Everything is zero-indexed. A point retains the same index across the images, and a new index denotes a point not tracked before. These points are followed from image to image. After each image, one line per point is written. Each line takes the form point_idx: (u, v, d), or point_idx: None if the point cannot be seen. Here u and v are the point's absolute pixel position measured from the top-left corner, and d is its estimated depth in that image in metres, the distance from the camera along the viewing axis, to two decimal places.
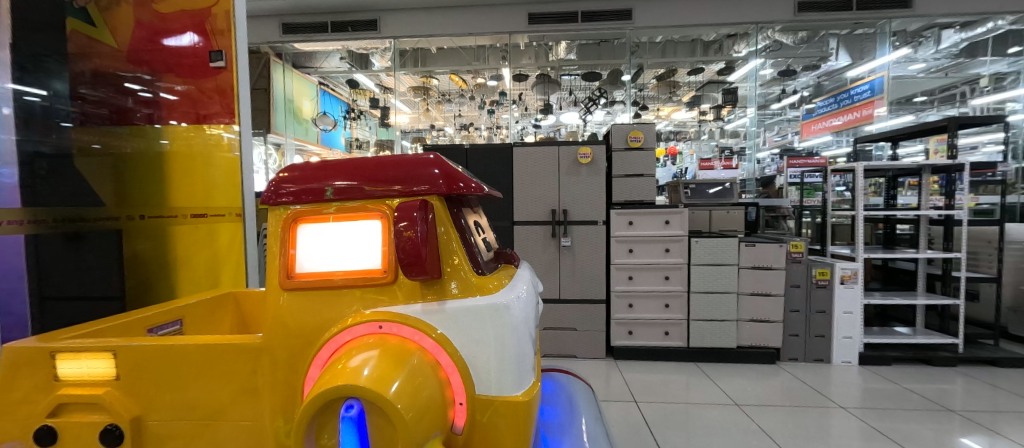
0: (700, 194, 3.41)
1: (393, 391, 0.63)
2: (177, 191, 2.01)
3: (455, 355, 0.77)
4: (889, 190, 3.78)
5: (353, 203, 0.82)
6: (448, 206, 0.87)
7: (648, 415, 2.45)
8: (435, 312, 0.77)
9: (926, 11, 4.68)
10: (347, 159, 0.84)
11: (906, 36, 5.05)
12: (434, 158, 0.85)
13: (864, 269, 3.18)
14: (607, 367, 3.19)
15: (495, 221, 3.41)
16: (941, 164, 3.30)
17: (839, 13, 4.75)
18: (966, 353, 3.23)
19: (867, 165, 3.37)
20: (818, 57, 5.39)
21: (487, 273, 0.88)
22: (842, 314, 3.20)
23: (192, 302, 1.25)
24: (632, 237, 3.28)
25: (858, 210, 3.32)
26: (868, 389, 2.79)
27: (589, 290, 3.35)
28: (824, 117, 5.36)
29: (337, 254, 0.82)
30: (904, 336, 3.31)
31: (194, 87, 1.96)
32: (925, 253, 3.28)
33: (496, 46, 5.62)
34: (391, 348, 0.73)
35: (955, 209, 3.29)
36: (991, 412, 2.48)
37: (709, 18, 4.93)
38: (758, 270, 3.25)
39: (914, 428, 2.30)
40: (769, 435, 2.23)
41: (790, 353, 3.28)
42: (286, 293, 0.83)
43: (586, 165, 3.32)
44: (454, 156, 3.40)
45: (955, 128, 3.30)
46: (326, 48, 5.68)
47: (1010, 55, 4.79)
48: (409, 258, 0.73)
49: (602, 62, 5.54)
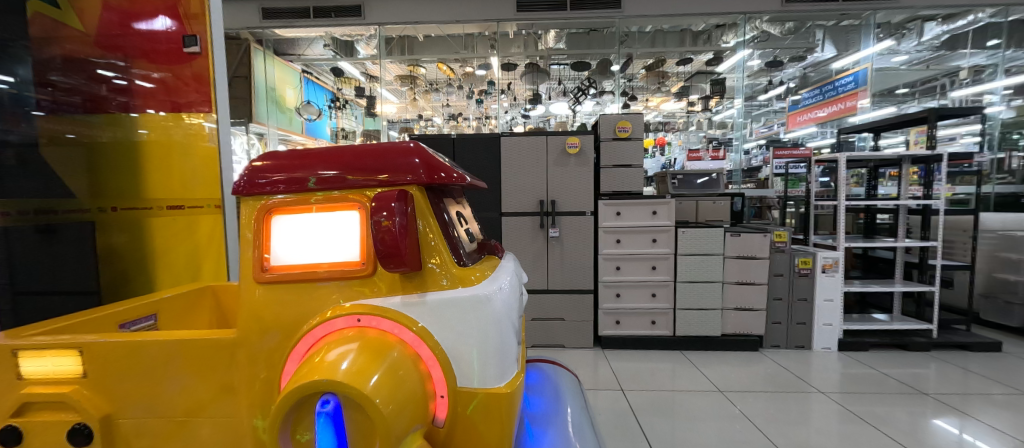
0: (688, 184, 3.47)
1: (372, 385, 0.62)
2: (153, 181, 1.93)
3: (436, 348, 0.75)
4: (871, 180, 3.80)
5: (336, 193, 0.80)
6: (430, 197, 0.85)
7: (634, 403, 2.49)
8: (415, 304, 0.76)
9: (910, 3, 4.61)
10: (326, 148, 0.82)
11: (889, 28, 5.13)
12: (416, 147, 0.82)
13: (845, 258, 3.25)
14: (595, 357, 3.22)
15: (483, 212, 3.38)
16: (921, 155, 3.37)
17: (826, 5, 4.63)
18: (939, 338, 3.33)
19: (851, 155, 3.40)
20: (805, 48, 5.51)
21: (469, 265, 0.86)
22: (823, 302, 3.27)
23: (167, 296, 1.21)
24: (619, 228, 3.30)
25: (841, 200, 3.37)
26: (846, 374, 2.87)
27: (578, 280, 3.37)
28: (810, 108, 5.38)
29: (317, 246, 0.80)
30: (881, 323, 3.41)
31: (170, 74, 1.88)
32: (902, 242, 3.37)
33: (484, 34, 5.54)
34: (370, 342, 0.72)
35: (933, 198, 3.37)
36: (961, 394, 2.58)
37: (699, 8, 4.88)
38: (743, 259, 3.30)
39: (888, 411, 2.39)
40: (750, 420, 2.29)
41: (773, 340, 3.36)
42: (262, 287, 0.80)
43: (574, 156, 3.30)
44: (441, 146, 3.34)
45: (934, 120, 3.38)
46: (310, 35, 5.50)
47: (989, 47, 4.87)
48: (388, 249, 0.72)
49: (592, 52, 5.58)
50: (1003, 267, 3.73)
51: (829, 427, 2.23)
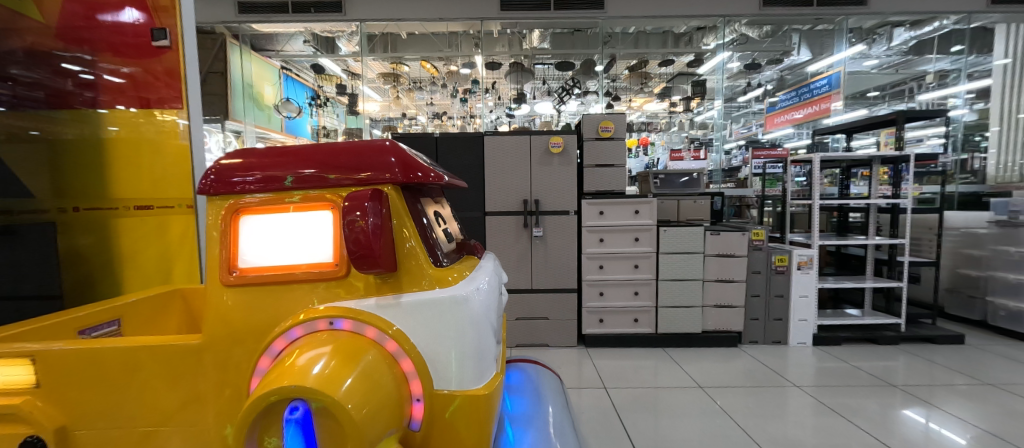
0: (669, 185, 3.50)
1: (345, 388, 0.61)
2: (120, 180, 1.85)
3: (412, 351, 0.74)
4: (844, 180, 3.92)
5: (315, 192, 0.77)
6: (406, 197, 0.83)
7: (616, 400, 2.51)
8: (390, 306, 0.74)
9: (881, 8, 4.86)
10: (302, 146, 0.80)
11: (861, 33, 5.29)
12: (392, 145, 0.81)
13: (819, 256, 3.35)
14: (579, 355, 3.24)
15: (466, 212, 3.35)
16: (890, 156, 3.50)
17: (801, 9, 4.80)
18: (907, 332, 3.47)
19: (824, 156, 3.50)
20: (782, 51, 5.64)
21: (447, 265, 0.84)
22: (798, 298, 3.37)
23: (132, 300, 1.16)
24: (602, 227, 3.33)
25: (816, 199, 3.47)
26: (821, 368, 2.96)
27: (561, 280, 3.38)
28: (786, 110, 5.51)
29: (289, 246, 0.77)
30: (853, 318, 3.53)
31: (140, 68, 1.79)
32: (872, 239, 3.49)
33: (468, 32, 5.50)
34: (343, 345, 0.70)
35: (901, 197, 3.51)
36: (928, 385, 2.69)
37: (680, 11, 4.94)
38: (723, 258, 3.36)
39: (860, 403, 2.47)
40: (729, 415, 2.34)
41: (751, 336, 3.44)
42: (230, 291, 0.77)
43: (557, 155, 3.31)
44: (423, 145, 3.31)
45: (902, 122, 3.52)
46: (288, 30, 5.35)
47: (953, 53, 5.14)
48: (361, 250, 0.70)
49: (576, 52, 5.60)
50: (966, 263, 3.89)
51: (804, 420, 2.29)
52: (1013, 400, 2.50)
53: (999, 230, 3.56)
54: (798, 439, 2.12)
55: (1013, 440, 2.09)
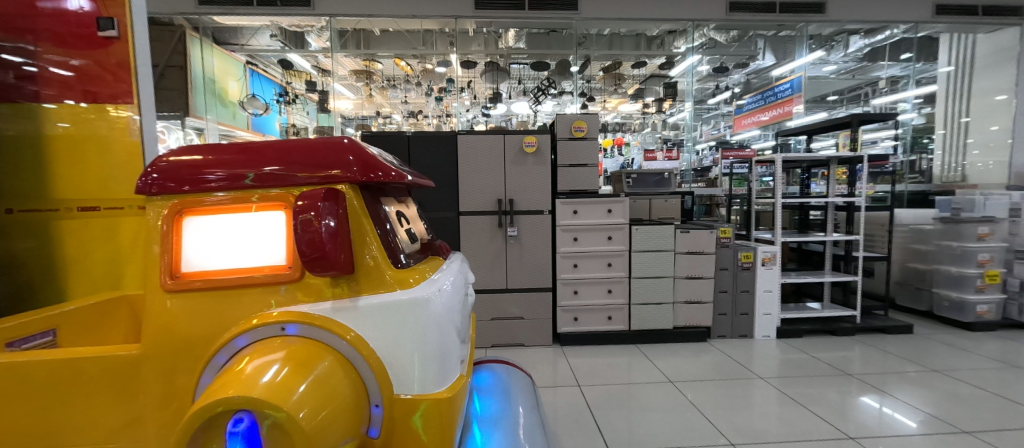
0: (642, 183, 3.60)
1: (299, 394, 0.59)
2: (62, 179, 1.68)
3: (371, 356, 0.72)
4: (805, 179, 4.09)
5: (276, 190, 0.75)
6: (366, 197, 0.81)
7: (590, 398, 2.53)
8: (347, 310, 0.72)
9: (839, 16, 5.01)
10: (261, 143, 0.77)
11: (821, 40, 5.52)
12: (350, 143, 0.79)
13: (782, 252, 3.49)
14: (554, 354, 3.25)
15: (440, 212, 3.31)
16: (846, 157, 3.69)
17: (765, 15, 4.95)
18: (862, 323, 3.67)
19: (787, 156, 3.64)
20: (748, 55, 5.88)
21: (409, 267, 0.83)
22: (763, 292, 3.50)
23: (69, 309, 1.07)
24: (576, 226, 3.36)
25: (778, 198, 3.62)
26: (784, 360, 3.09)
27: (536, 279, 3.39)
28: (754, 112, 5.73)
29: (242, 249, 0.74)
30: (813, 311, 3.70)
31: (91, 60, 1.67)
32: (831, 236, 3.66)
33: (443, 31, 5.41)
34: (296, 351, 0.67)
35: (857, 196, 3.69)
36: (880, 373, 2.85)
37: (652, 13, 5.01)
38: (692, 255, 3.46)
39: (818, 392, 2.59)
40: (698, 408, 2.41)
41: (719, 331, 3.55)
42: (173, 297, 0.73)
43: (531, 155, 3.32)
44: (396, 144, 3.25)
45: (856, 124, 3.72)
46: (253, 24, 5.11)
47: (903, 60, 5.38)
48: (314, 252, 0.67)
49: (551, 53, 5.74)
50: (914, 258, 4.15)
51: (767, 411, 2.37)
52: (955, 385, 2.68)
53: (943, 226, 3.79)
54: (761, 429, 2.20)
55: (955, 423, 2.24)
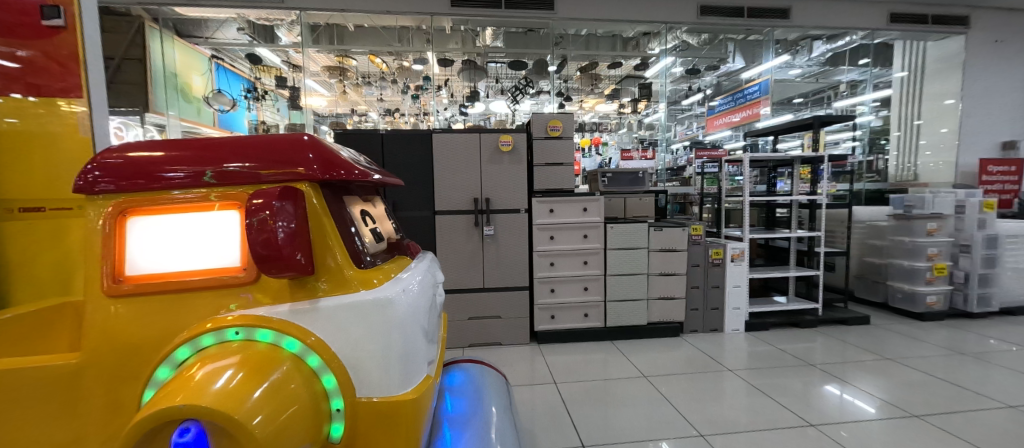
0: (617, 182, 3.68)
1: (253, 400, 0.57)
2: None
3: (331, 359, 0.70)
4: (771, 178, 4.26)
5: (237, 189, 0.73)
6: (328, 195, 0.79)
7: (566, 395, 2.56)
8: (306, 312, 0.70)
9: (802, 22, 5.18)
10: (221, 140, 0.75)
11: (787, 44, 5.73)
12: (311, 140, 0.77)
13: (750, 249, 3.61)
14: (531, 352, 3.27)
15: (416, 211, 3.28)
16: (808, 157, 3.84)
17: (732, 20, 5.02)
18: (824, 316, 3.84)
19: (754, 156, 3.77)
20: (718, 58, 5.94)
21: (372, 267, 0.81)
22: (732, 288, 3.62)
23: (8, 316, 1.01)
24: (553, 225, 3.38)
25: (745, 196, 3.76)
26: (752, 352, 3.20)
27: (513, 278, 3.39)
28: (725, 113, 5.93)
29: (198, 250, 0.72)
30: (779, 305, 3.85)
31: (36, 51, 1.45)
32: (795, 233, 3.82)
33: (419, 28, 5.31)
34: (251, 356, 0.65)
35: (818, 194, 3.86)
36: (841, 363, 3.00)
37: (627, 15, 5.08)
38: (666, 252, 3.54)
39: (783, 383, 2.70)
40: (670, 402, 2.46)
41: (691, 326, 3.65)
42: (120, 302, 0.70)
43: (507, 153, 3.32)
44: (369, 143, 3.19)
45: (818, 125, 3.89)
46: (218, 16, 4.86)
47: (861, 65, 5.71)
48: (270, 252, 0.64)
49: (529, 52, 5.68)
50: (871, 252, 4.39)
51: (736, 402, 2.46)
52: (907, 372, 2.85)
53: (896, 222, 4.03)
54: (730, 420, 2.28)
55: (907, 408, 2.38)
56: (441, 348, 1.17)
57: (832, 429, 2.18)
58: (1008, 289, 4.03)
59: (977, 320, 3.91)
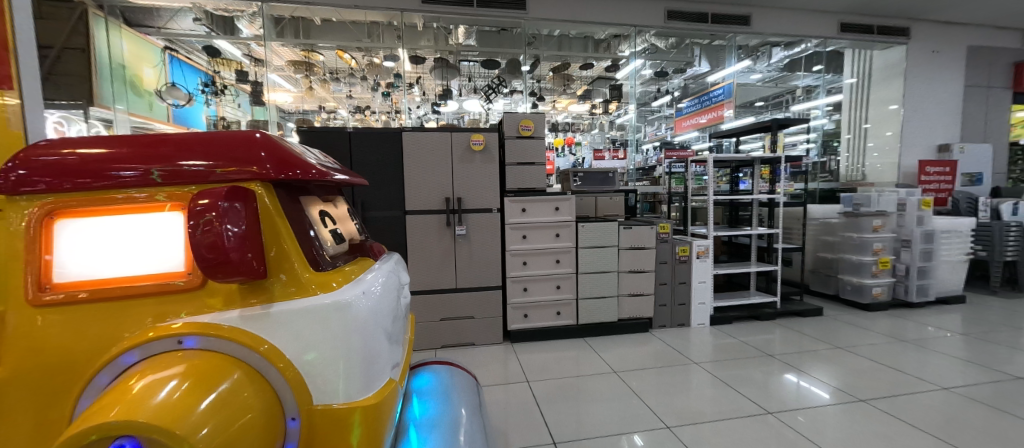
0: (588, 181, 3.75)
1: (199, 411, 0.56)
2: None
3: (286, 366, 0.69)
4: (734, 178, 4.44)
5: (186, 188, 0.72)
6: (283, 195, 0.78)
7: (539, 393, 2.58)
8: (258, 318, 0.69)
9: (761, 29, 5.40)
10: (171, 136, 0.74)
11: (748, 51, 5.93)
12: (263, 137, 0.76)
13: (714, 245, 3.75)
14: (505, 352, 3.27)
15: (385, 211, 3.21)
16: (767, 158, 4.03)
17: (698, 25, 5.24)
18: (782, 309, 4.05)
19: (718, 157, 3.92)
20: (685, 62, 6.26)
21: (330, 270, 0.80)
22: (698, 283, 3.75)
23: None
24: (525, 224, 3.40)
25: (710, 195, 3.90)
26: (716, 345, 3.33)
27: (486, 278, 3.38)
28: (692, 115, 6.15)
29: (139, 253, 0.69)
30: (741, 299, 4.03)
31: None
32: (755, 230, 4.01)
33: (390, 24, 5.15)
34: (198, 365, 0.63)
35: (777, 193, 4.06)
36: (797, 353, 3.17)
37: (598, 17, 5.14)
38: (635, 250, 3.62)
39: (744, 373, 2.83)
40: (639, 396, 2.53)
41: (660, 321, 3.76)
42: (46, 312, 0.66)
43: (479, 153, 3.30)
44: (335, 141, 3.09)
45: (776, 128, 4.09)
46: (172, 5, 4.58)
47: (815, 72, 5.99)
48: (215, 258, 0.62)
49: (503, 51, 5.71)
50: (824, 248, 4.66)
51: (701, 393, 2.55)
52: (855, 359, 3.05)
53: (846, 219, 4.30)
54: (695, 411, 2.36)
55: (855, 393, 2.54)
56: (405, 349, 1.17)
57: (788, 416, 2.30)
58: (943, 280, 4.39)
59: (916, 309, 4.23)
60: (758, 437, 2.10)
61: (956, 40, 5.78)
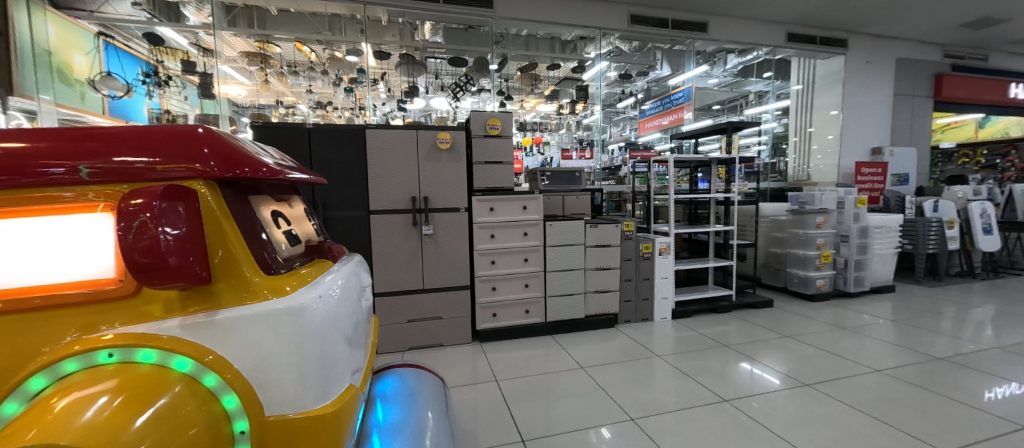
0: (556, 180, 3.78)
1: (135, 427, 0.54)
2: None
3: (233, 376, 0.67)
4: (693, 178, 4.64)
5: (120, 187, 0.67)
6: (231, 194, 0.75)
7: (507, 392, 2.58)
8: (202, 327, 0.66)
9: (718, 36, 5.64)
10: (105, 129, 0.69)
11: (705, 56, 6.26)
12: (206, 133, 0.74)
13: (675, 242, 3.91)
14: (473, 352, 3.25)
15: (348, 211, 3.10)
16: (723, 158, 4.24)
17: (660, 30, 5.39)
18: (737, 301, 4.28)
19: (678, 157, 4.09)
20: (648, 64, 6.38)
21: (282, 273, 0.78)
22: (660, 279, 3.89)
23: None
24: (493, 223, 3.40)
25: (672, 194, 4.06)
26: (678, 338, 3.47)
27: (454, 278, 3.35)
28: (655, 117, 6.36)
29: (60, 260, 0.63)
30: (700, 293, 4.23)
31: None
32: (713, 227, 4.21)
33: (353, 17, 4.95)
34: (130, 381, 0.60)
35: (732, 192, 4.28)
36: (751, 343, 3.36)
37: (565, 19, 5.19)
38: (601, 247, 3.70)
39: (703, 364, 2.96)
40: (606, 390, 2.59)
41: (625, 316, 3.87)
42: None
43: (446, 151, 3.26)
44: (293, 138, 2.95)
45: (731, 130, 4.31)
46: None
47: (766, 78, 6.46)
48: (154, 261, 0.60)
49: (469, 49, 5.63)
50: (774, 243, 4.97)
51: (664, 385, 2.64)
52: (802, 347, 3.26)
53: (794, 217, 4.60)
54: (659, 402, 2.44)
55: (802, 378, 2.72)
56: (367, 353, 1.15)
57: (742, 403, 2.43)
58: (876, 272, 4.80)
59: (854, 298, 4.60)
60: (716, 425, 2.20)
61: (887, 52, 6.31)
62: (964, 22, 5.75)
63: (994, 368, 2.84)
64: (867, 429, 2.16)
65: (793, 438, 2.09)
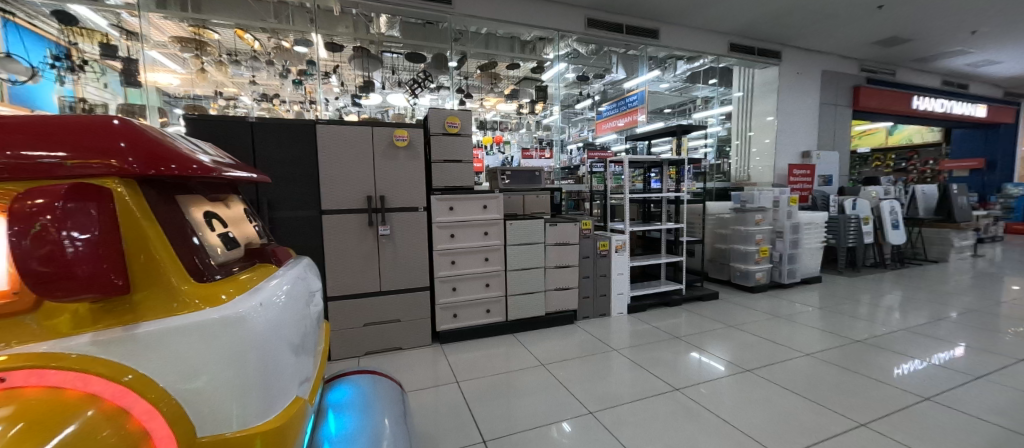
0: (516, 180, 3.79)
1: None
2: None
3: (153, 395, 0.67)
4: (647, 178, 4.84)
5: (22, 179, 0.68)
6: (151, 196, 0.76)
7: (468, 393, 2.56)
8: (120, 342, 0.67)
9: (668, 42, 5.93)
10: (14, 123, 0.70)
11: (657, 61, 6.52)
12: (121, 124, 0.76)
13: (630, 240, 4.06)
14: (434, 354, 3.19)
15: (298, 211, 2.94)
16: (674, 160, 4.46)
17: (614, 35, 5.56)
18: (687, 295, 4.53)
19: (632, 158, 4.25)
20: (603, 68, 6.65)
21: (213, 281, 0.81)
22: (617, 275, 4.03)
23: None
24: (453, 223, 3.35)
25: (627, 193, 4.21)
26: (633, 332, 3.61)
27: (412, 279, 3.27)
28: (612, 118, 6.55)
29: None
30: (654, 287, 4.42)
31: None
32: (665, 225, 4.41)
33: (301, 5, 4.63)
34: (26, 410, 0.59)
35: (681, 192, 4.51)
36: (699, 334, 3.56)
37: (524, 19, 5.20)
38: (560, 246, 3.77)
39: (656, 355, 3.10)
40: (565, 385, 2.64)
41: (584, 312, 3.97)
42: None
43: (403, 149, 3.17)
44: (234, 133, 2.74)
45: (681, 132, 4.54)
46: None
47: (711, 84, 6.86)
48: (56, 270, 0.62)
49: (428, 45, 5.46)
50: (719, 239, 5.30)
51: (620, 378, 2.74)
52: (743, 335, 3.52)
53: (736, 215, 4.94)
54: (616, 394, 2.53)
55: (744, 364, 2.93)
56: (319, 353, 1.17)
57: (692, 390, 2.57)
58: (807, 264, 5.26)
59: (788, 289, 5.02)
60: (668, 413, 2.32)
61: (814, 65, 6.94)
62: (876, 40, 6.44)
63: (900, 347, 3.22)
64: (799, 408, 2.36)
65: (736, 420, 2.25)
